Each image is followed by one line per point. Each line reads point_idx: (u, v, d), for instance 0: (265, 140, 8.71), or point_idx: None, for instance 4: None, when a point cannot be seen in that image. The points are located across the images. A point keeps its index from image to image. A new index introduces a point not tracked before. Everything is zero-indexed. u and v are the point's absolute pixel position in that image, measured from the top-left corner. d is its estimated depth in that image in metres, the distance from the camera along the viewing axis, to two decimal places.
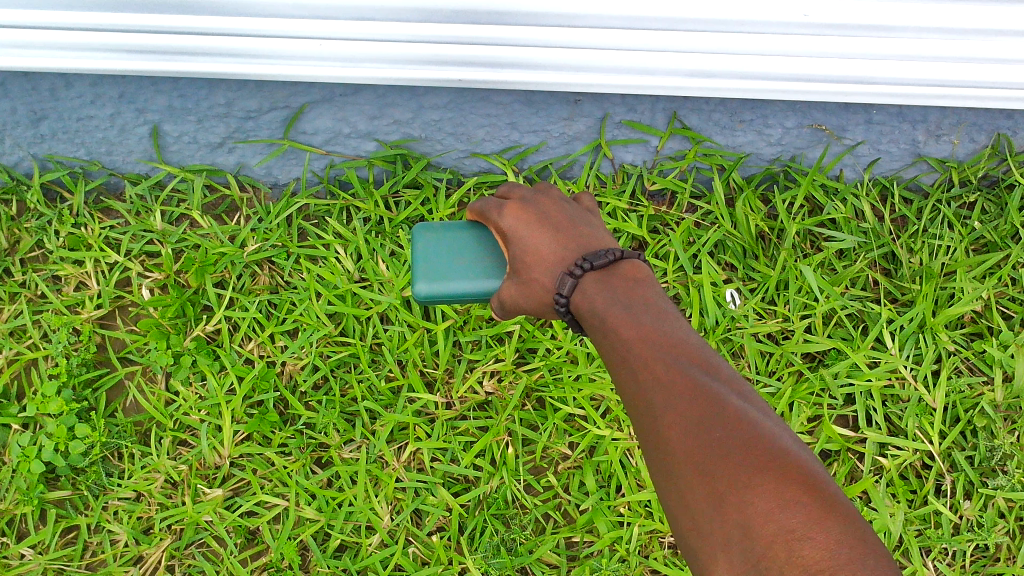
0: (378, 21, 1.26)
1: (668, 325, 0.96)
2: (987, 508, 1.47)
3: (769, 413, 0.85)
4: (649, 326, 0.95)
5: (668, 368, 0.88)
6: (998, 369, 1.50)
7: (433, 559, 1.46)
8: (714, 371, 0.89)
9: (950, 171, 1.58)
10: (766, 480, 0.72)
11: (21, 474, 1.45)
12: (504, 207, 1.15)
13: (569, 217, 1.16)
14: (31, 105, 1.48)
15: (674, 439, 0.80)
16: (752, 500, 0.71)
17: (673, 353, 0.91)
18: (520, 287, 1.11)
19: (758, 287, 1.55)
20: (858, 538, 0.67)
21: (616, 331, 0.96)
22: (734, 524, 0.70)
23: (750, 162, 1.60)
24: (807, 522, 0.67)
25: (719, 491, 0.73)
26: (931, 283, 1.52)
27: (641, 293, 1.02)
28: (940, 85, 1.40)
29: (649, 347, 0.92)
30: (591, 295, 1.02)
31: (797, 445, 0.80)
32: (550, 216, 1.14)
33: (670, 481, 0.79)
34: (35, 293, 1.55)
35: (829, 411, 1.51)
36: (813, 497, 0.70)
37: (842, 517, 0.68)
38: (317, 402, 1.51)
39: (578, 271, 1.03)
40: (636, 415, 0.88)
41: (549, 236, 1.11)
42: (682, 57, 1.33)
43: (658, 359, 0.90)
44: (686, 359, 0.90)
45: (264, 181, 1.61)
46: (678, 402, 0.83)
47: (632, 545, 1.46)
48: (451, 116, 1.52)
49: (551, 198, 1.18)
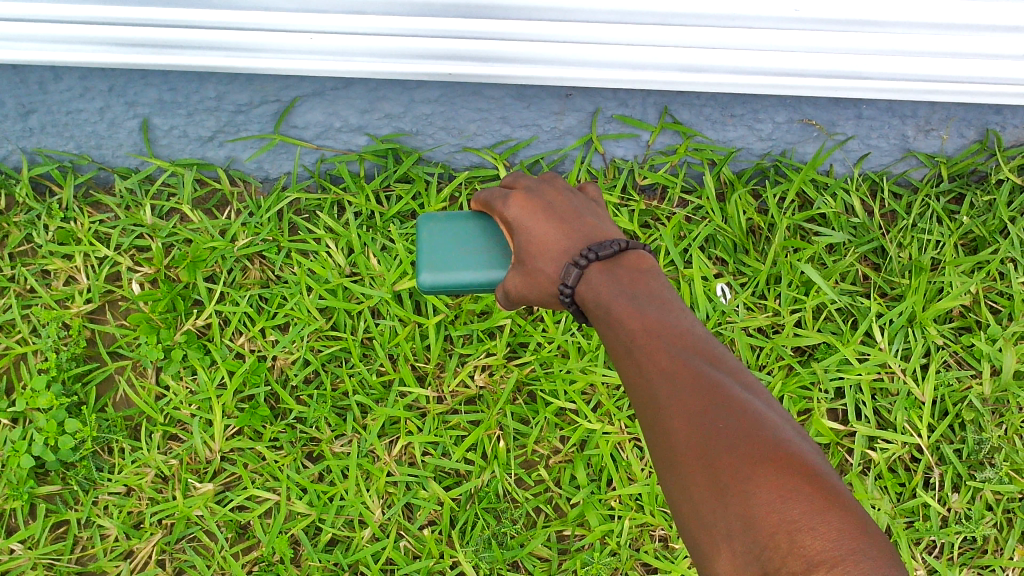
0: (370, 15, 1.26)
1: (673, 316, 0.96)
2: (975, 500, 1.48)
3: (773, 405, 0.85)
4: (655, 318, 0.95)
5: (674, 359, 0.88)
6: (986, 362, 1.50)
7: (425, 553, 1.46)
8: (719, 363, 0.89)
9: (940, 166, 1.59)
10: (768, 471, 0.71)
11: (10, 469, 1.44)
12: (509, 196, 1.14)
13: (574, 207, 1.15)
14: (19, 98, 1.48)
15: (679, 430, 0.81)
16: (754, 490, 0.70)
17: (677, 345, 0.91)
18: (526, 277, 1.11)
19: (748, 282, 1.56)
20: (860, 527, 0.66)
21: (621, 322, 0.96)
22: (736, 515, 0.70)
23: (739, 157, 1.61)
24: (809, 511, 0.67)
25: (723, 482, 0.73)
26: (920, 278, 1.53)
27: (646, 284, 1.02)
28: (931, 81, 1.40)
29: (653, 338, 0.92)
30: (595, 286, 1.02)
31: (801, 437, 0.80)
32: (555, 206, 1.14)
33: (675, 473, 0.79)
34: (24, 287, 1.55)
35: (820, 405, 1.52)
36: (815, 487, 0.70)
37: (844, 507, 0.68)
38: (308, 396, 1.51)
39: (583, 262, 1.03)
40: (641, 406, 0.89)
41: (554, 226, 1.11)
42: (673, 51, 1.33)
43: (662, 350, 0.90)
44: (691, 350, 0.90)
45: (254, 176, 1.60)
46: (683, 394, 0.83)
47: (623, 538, 1.47)
48: (442, 110, 1.53)
49: (555, 188, 1.18)
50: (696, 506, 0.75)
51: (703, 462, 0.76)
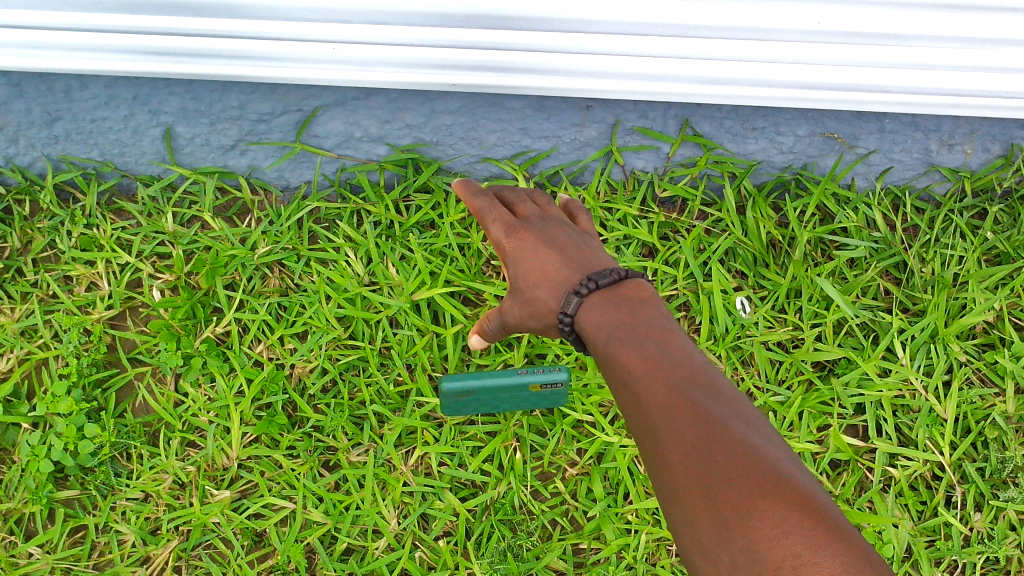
0: (393, 25, 1.26)
1: (671, 344, 0.96)
2: (998, 520, 1.46)
3: (773, 434, 0.85)
4: (652, 348, 0.95)
5: (671, 388, 0.88)
6: (1010, 381, 1.48)
7: (440, 563, 1.46)
8: (717, 391, 0.88)
9: (963, 180, 1.57)
10: (771, 504, 0.71)
11: (30, 473, 1.46)
12: (513, 224, 1.18)
13: (574, 238, 1.19)
14: (45, 105, 1.49)
15: (677, 461, 0.81)
16: (757, 524, 0.70)
17: (676, 373, 0.90)
18: (525, 304, 1.15)
19: (768, 295, 1.55)
20: (867, 560, 0.66)
21: (620, 353, 0.96)
22: (741, 548, 0.70)
23: (761, 170, 1.59)
24: (811, 545, 0.67)
25: (726, 517, 0.73)
26: (944, 294, 1.50)
27: (645, 313, 1.02)
28: (954, 95, 1.39)
29: (651, 367, 0.92)
30: (595, 315, 1.03)
31: (800, 468, 0.79)
32: (557, 237, 1.17)
33: (678, 506, 0.79)
34: (47, 293, 1.56)
35: (840, 421, 1.50)
36: (819, 520, 0.69)
37: (850, 542, 0.67)
38: (325, 405, 1.52)
39: (583, 290, 1.05)
40: (641, 438, 0.88)
41: (554, 255, 1.14)
42: (694, 64, 1.33)
43: (661, 379, 0.90)
44: (690, 379, 0.90)
45: (275, 184, 1.62)
46: (681, 424, 0.83)
47: (640, 552, 1.46)
48: (463, 121, 1.52)
49: (556, 220, 1.21)
50: (700, 540, 0.75)
51: (704, 496, 0.76)
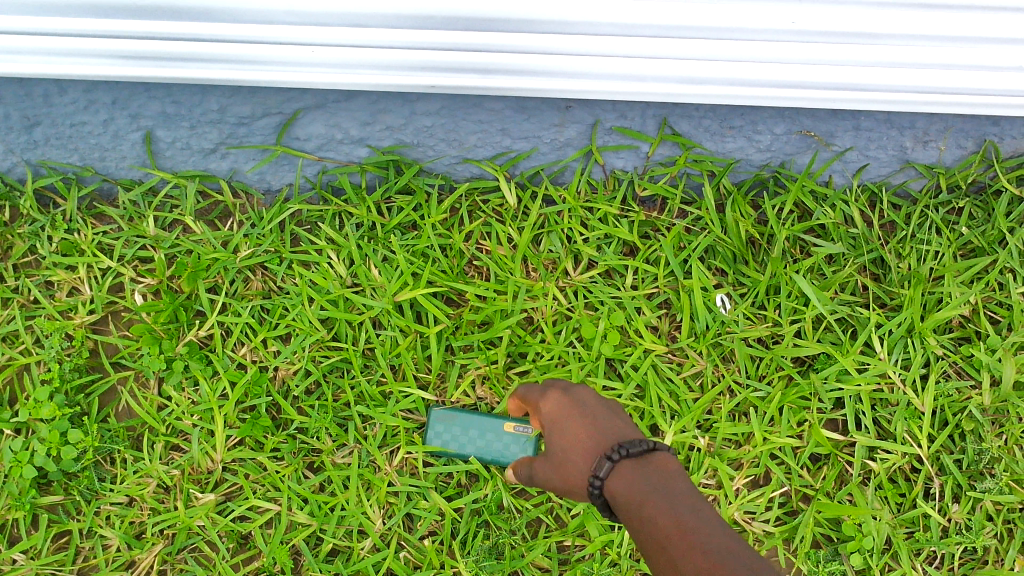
0: (372, 28, 1.26)
1: (705, 510, 0.94)
2: (975, 511, 1.48)
3: None
4: (687, 517, 0.93)
5: (706, 556, 0.87)
6: (986, 373, 1.50)
7: (426, 563, 1.47)
8: (752, 553, 0.87)
9: (938, 176, 1.59)
10: None
11: (13, 479, 1.46)
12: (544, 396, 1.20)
13: (607, 410, 1.16)
14: (24, 111, 1.49)
15: None
16: None
17: (712, 541, 0.89)
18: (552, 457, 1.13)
19: (748, 292, 1.56)
20: None
21: (653, 520, 0.95)
22: None
23: (739, 168, 1.61)
24: None
25: None
26: (919, 288, 1.53)
27: (678, 483, 1.00)
28: (927, 92, 1.41)
29: (687, 537, 0.90)
30: (627, 482, 1.01)
31: None
32: (589, 409, 1.15)
33: None
34: (29, 298, 1.56)
35: (819, 416, 1.52)
36: None
37: None
38: (309, 406, 1.52)
39: (616, 456, 1.03)
40: None
41: (585, 425, 1.12)
42: (672, 64, 1.34)
43: (696, 550, 0.88)
44: (725, 546, 0.88)
45: (257, 187, 1.62)
46: None
47: (624, 549, 1.47)
48: (443, 122, 1.53)
49: (589, 394, 1.18)
50: None
51: None
